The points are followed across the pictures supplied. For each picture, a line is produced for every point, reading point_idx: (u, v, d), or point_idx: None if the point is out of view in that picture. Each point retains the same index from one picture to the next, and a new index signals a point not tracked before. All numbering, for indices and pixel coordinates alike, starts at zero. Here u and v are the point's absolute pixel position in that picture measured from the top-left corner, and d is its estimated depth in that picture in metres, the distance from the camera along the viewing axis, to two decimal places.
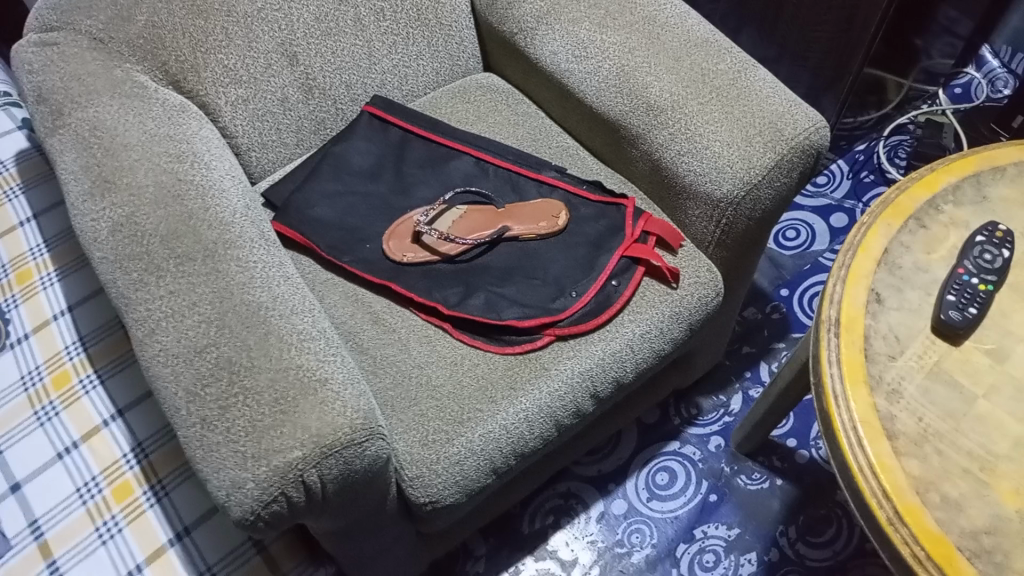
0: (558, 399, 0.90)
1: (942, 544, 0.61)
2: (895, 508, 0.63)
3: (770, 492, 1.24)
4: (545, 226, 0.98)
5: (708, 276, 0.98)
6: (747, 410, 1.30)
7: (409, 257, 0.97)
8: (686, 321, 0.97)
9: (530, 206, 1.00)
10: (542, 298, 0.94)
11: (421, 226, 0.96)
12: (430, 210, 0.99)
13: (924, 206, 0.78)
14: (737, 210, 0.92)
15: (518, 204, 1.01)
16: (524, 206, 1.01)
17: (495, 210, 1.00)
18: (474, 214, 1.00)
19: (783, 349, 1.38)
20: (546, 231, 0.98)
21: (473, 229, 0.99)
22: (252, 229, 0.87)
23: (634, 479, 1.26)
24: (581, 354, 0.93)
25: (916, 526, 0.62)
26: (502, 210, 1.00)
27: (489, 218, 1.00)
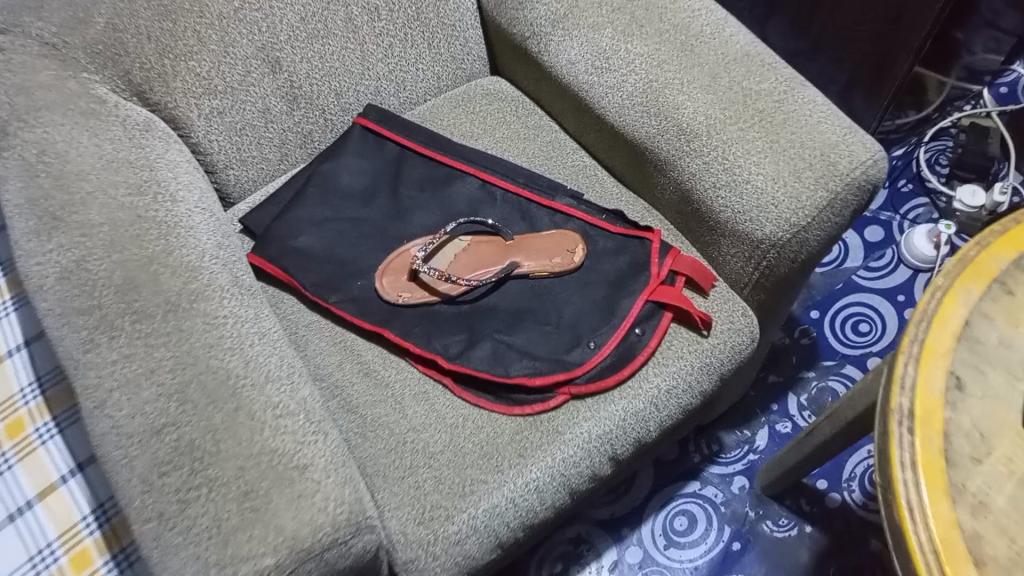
0: (573, 466, 0.80)
1: None
2: None
3: (798, 540, 1.15)
4: (559, 261, 0.87)
5: (742, 321, 0.87)
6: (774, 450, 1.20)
7: (405, 297, 0.85)
8: (717, 372, 0.86)
9: (543, 238, 0.89)
10: (555, 348, 0.83)
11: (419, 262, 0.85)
12: (429, 241, 0.87)
13: (1009, 269, 0.66)
14: (781, 253, 0.81)
15: (528, 235, 0.90)
16: (536, 238, 0.89)
17: (502, 242, 0.89)
18: (479, 247, 0.89)
19: (813, 378, 1.27)
20: (560, 268, 0.86)
21: (477, 265, 0.87)
22: (224, 274, 0.76)
23: (650, 523, 1.16)
24: (598, 415, 0.82)
25: None
26: (510, 242, 0.89)
27: (495, 251, 0.88)
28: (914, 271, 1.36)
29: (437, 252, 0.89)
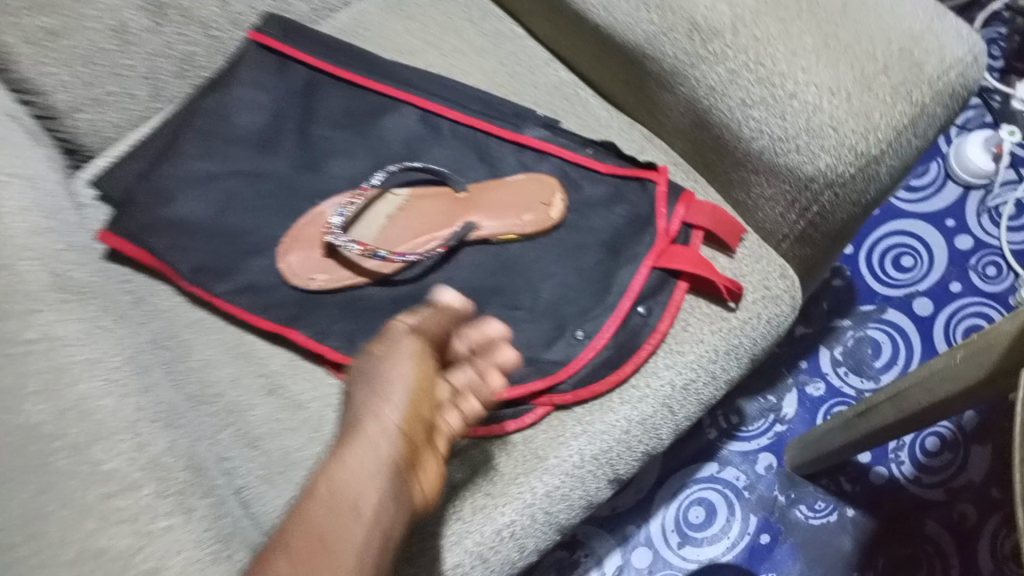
0: (560, 500, 0.60)
1: None
2: None
3: (839, 527, 0.95)
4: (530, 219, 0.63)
5: (781, 285, 0.64)
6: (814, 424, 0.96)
7: (319, 281, 0.63)
8: (748, 356, 0.64)
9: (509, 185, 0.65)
10: (529, 344, 0.62)
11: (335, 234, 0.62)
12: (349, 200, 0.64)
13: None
14: (838, 195, 0.58)
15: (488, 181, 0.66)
16: (498, 188, 0.65)
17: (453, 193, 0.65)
18: (421, 203, 0.65)
19: (849, 327, 1.05)
20: (532, 228, 0.63)
21: (418, 230, 0.64)
22: (44, 274, 0.53)
23: (660, 517, 0.97)
24: (593, 430, 0.60)
25: None
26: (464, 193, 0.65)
27: (442, 208, 0.65)
28: (964, 189, 1.12)
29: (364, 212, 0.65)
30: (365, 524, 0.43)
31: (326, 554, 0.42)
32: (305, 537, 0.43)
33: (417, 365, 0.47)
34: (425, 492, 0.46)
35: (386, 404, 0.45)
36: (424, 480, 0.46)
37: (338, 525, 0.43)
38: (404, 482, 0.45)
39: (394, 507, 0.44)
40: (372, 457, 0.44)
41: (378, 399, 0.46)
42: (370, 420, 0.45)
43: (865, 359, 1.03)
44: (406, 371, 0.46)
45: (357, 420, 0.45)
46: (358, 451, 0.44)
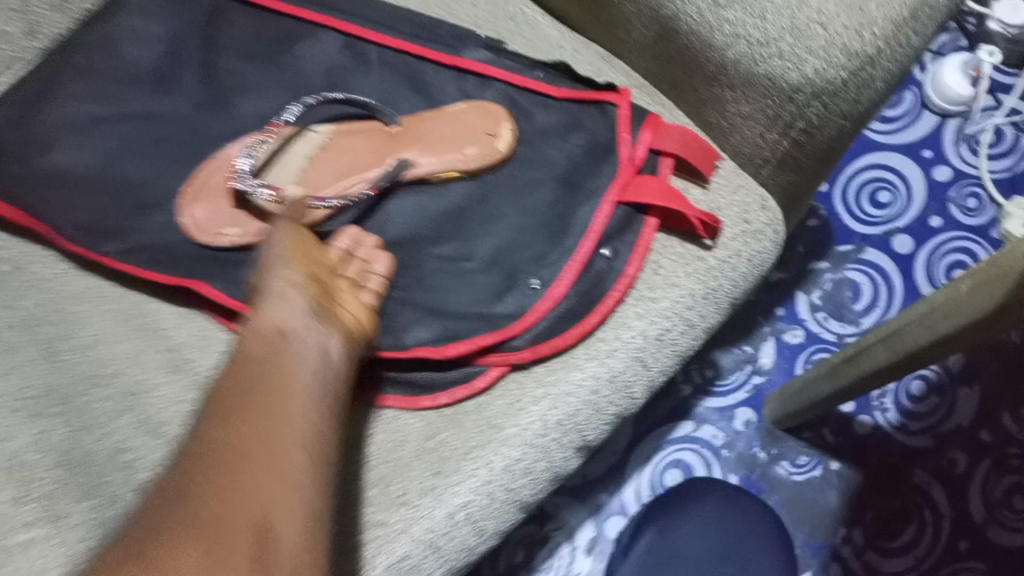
0: (522, 474, 0.52)
1: None
2: None
3: (824, 482, 0.89)
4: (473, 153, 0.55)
5: (762, 218, 0.56)
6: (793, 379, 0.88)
7: (229, 236, 0.54)
8: (727, 300, 0.56)
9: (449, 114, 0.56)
10: (476, 298, 0.53)
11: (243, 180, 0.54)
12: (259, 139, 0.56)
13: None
14: (827, 106, 0.50)
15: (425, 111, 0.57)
16: (435, 119, 0.56)
17: (384, 127, 0.56)
18: (348, 142, 0.57)
19: (827, 270, 0.98)
20: (476, 163, 0.54)
21: (345, 173, 0.56)
22: None
23: (635, 482, 0.90)
24: (556, 393, 0.52)
25: None
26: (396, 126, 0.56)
27: (372, 147, 0.56)
28: (941, 117, 1.05)
29: (280, 153, 0.56)
30: (298, 342, 0.46)
31: (267, 385, 0.43)
32: (245, 372, 0.44)
33: (290, 233, 0.51)
34: (352, 323, 0.49)
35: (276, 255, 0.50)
36: (346, 310, 0.50)
37: (275, 352, 0.45)
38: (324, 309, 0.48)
39: (318, 330, 0.47)
40: (283, 291, 0.48)
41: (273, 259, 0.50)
42: (268, 263, 0.50)
43: (845, 303, 0.97)
44: (286, 233, 0.51)
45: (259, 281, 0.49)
46: (265, 279, 0.49)
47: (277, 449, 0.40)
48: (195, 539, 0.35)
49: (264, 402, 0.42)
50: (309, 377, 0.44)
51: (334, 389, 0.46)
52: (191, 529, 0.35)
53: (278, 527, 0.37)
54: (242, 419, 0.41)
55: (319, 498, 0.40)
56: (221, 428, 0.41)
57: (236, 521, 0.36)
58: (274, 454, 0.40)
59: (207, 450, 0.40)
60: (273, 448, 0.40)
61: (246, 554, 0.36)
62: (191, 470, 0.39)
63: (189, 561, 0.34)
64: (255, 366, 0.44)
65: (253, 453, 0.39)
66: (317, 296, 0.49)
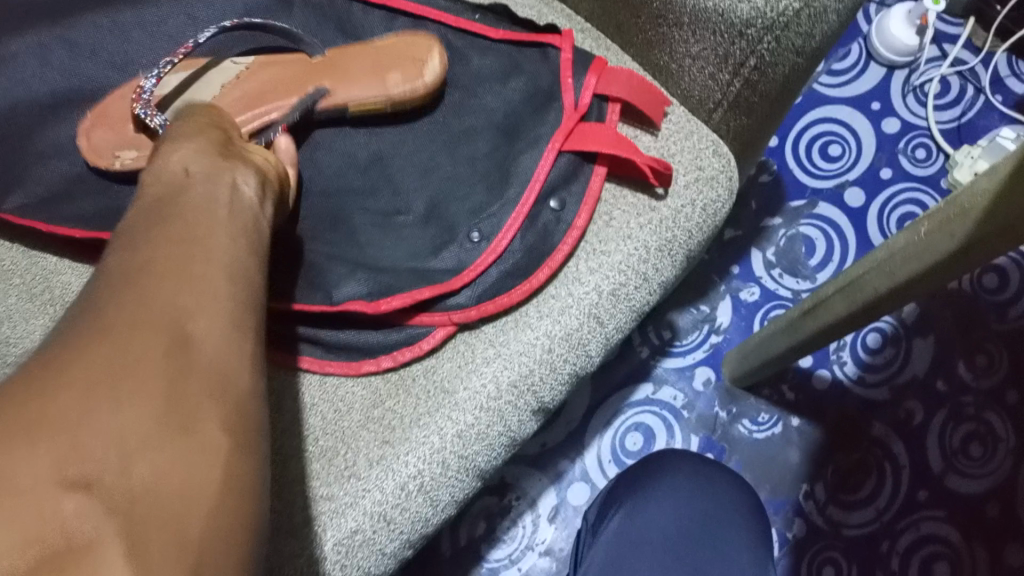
0: (475, 440, 0.49)
1: None
2: None
3: (783, 439, 0.89)
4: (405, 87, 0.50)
5: (716, 165, 0.54)
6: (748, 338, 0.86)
7: (124, 160, 0.50)
8: (684, 252, 0.54)
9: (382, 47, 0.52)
10: (414, 253, 0.50)
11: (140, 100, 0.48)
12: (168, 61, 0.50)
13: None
14: (780, 40, 0.47)
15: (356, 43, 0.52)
16: (365, 48, 0.51)
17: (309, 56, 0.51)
18: (266, 70, 0.51)
19: (780, 225, 0.97)
20: (405, 91, 0.50)
21: (257, 97, 0.50)
22: None
23: (595, 448, 0.88)
24: (508, 354, 0.50)
25: None
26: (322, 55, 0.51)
27: (290, 71, 0.50)
28: (887, 69, 1.04)
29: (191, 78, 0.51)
30: (207, 178, 0.40)
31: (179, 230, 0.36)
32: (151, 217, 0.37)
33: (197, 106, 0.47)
34: (267, 165, 0.45)
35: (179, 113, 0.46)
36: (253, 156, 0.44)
37: (183, 187, 0.39)
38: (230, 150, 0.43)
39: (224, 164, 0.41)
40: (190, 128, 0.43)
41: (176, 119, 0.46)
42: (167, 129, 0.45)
43: (799, 259, 0.96)
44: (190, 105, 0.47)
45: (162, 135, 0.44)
46: (164, 134, 0.44)
47: (194, 259, 0.35)
48: (103, 347, 0.29)
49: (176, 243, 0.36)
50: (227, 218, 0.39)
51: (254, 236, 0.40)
52: (100, 344, 0.29)
53: (196, 335, 0.32)
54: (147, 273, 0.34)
55: (239, 320, 0.35)
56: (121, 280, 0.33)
57: (148, 324, 0.31)
58: (191, 264, 0.35)
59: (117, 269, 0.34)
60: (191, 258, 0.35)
61: (159, 357, 0.30)
62: (100, 289, 0.33)
63: (97, 365, 0.28)
64: (155, 206, 0.38)
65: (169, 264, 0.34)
66: (223, 139, 0.44)
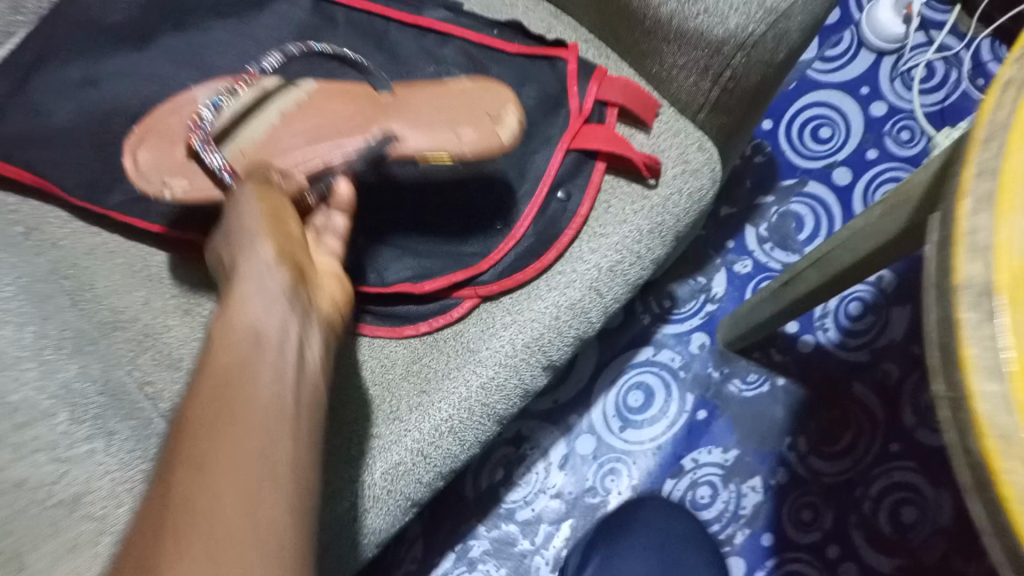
0: (495, 391, 0.59)
1: None
2: None
3: (771, 397, 0.99)
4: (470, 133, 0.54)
5: (700, 158, 0.63)
6: (741, 310, 0.94)
7: (174, 189, 0.55)
8: (674, 232, 0.63)
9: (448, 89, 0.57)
10: (447, 238, 0.61)
11: (201, 133, 0.54)
12: (231, 90, 0.57)
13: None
14: (749, 57, 0.56)
15: (423, 85, 0.57)
16: (432, 100, 0.56)
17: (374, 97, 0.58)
18: (330, 104, 0.58)
19: (772, 203, 1.06)
20: (472, 147, 0.53)
21: (320, 134, 0.56)
22: None
23: (601, 405, 0.99)
24: (522, 318, 0.60)
25: None
26: (388, 98, 0.57)
27: (357, 114, 0.56)
28: (877, 55, 1.12)
29: (256, 105, 0.57)
30: (272, 336, 0.44)
31: (237, 398, 0.41)
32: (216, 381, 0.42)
33: (265, 193, 0.50)
34: (329, 309, 0.50)
35: (250, 230, 0.48)
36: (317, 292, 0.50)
37: (248, 347, 0.43)
38: (299, 291, 0.48)
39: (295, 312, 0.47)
40: (260, 276, 0.46)
41: (243, 235, 0.48)
42: (235, 230, 0.49)
43: (790, 234, 1.05)
44: (258, 203, 0.49)
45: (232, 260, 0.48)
46: (239, 248, 0.48)
47: (231, 471, 0.38)
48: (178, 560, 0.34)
49: (236, 415, 0.40)
50: (286, 377, 0.43)
51: (310, 393, 0.44)
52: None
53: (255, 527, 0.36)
54: (209, 456, 0.38)
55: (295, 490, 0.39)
56: (188, 464, 0.38)
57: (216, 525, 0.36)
58: (228, 477, 0.37)
59: (165, 487, 0.38)
60: (226, 465, 0.38)
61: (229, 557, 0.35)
62: (156, 511, 0.37)
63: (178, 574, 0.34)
64: (226, 361, 0.43)
65: (205, 465, 0.38)
66: (295, 274, 0.48)
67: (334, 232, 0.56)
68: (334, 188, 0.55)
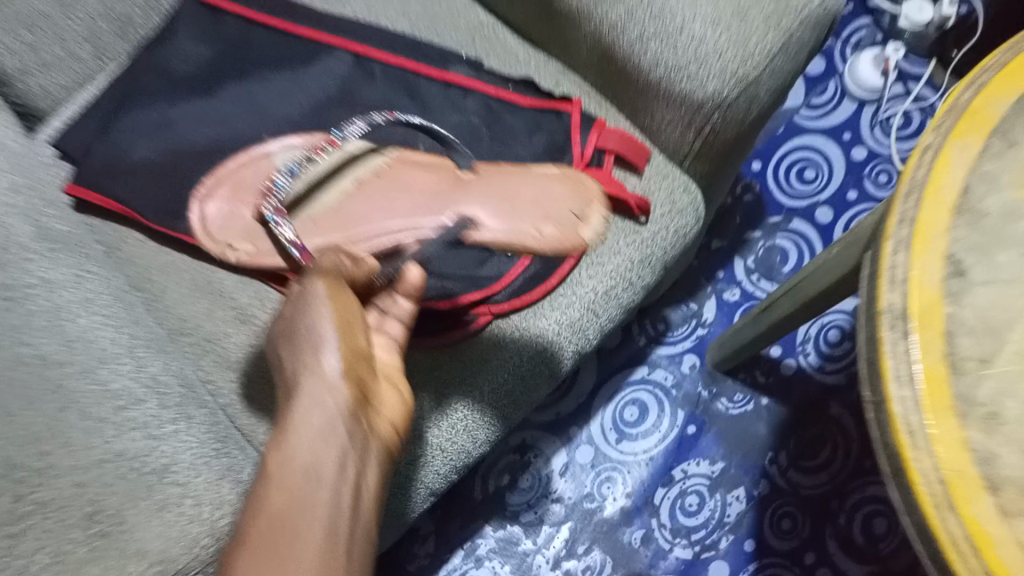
0: (504, 396, 0.69)
1: None
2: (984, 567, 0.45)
3: (755, 415, 1.08)
4: (546, 234, 0.60)
5: (685, 199, 0.73)
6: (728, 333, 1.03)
7: (237, 252, 0.68)
8: (660, 262, 0.73)
9: (529, 177, 0.64)
10: (467, 263, 0.69)
11: (273, 202, 0.66)
12: (310, 159, 0.68)
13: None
14: (725, 115, 0.66)
15: (502, 170, 0.65)
16: (521, 185, 0.63)
17: (456, 177, 0.67)
18: (403, 170, 0.69)
19: (760, 237, 1.16)
20: (549, 245, 0.59)
21: (397, 196, 0.67)
22: (27, 226, 0.60)
23: (599, 418, 1.08)
24: (529, 333, 0.70)
25: None
26: (469, 176, 0.66)
27: (438, 188, 0.66)
28: (858, 105, 1.22)
29: (341, 164, 0.69)
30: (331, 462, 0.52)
31: (290, 523, 0.49)
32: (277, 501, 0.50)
33: (336, 300, 0.55)
34: (384, 424, 0.57)
35: (320, 347, 0.54)
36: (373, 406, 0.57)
37: (307, 472, 0.51)
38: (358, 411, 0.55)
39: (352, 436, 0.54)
40: (320, 401, 0.53)
41: (313, 349, 0.54)
42: (305, 342, 0.54)
43: (775, 266, 1.14)
44: (331, 320, 0.54)
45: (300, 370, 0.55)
46: (309, 362, 0.54)
47: None
48: None
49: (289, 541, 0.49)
50: (336, 503, 0.51)
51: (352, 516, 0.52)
52: None
53: None
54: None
55: None
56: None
57: None
58: None
59: None
60: None
61: None
62: None
63: None
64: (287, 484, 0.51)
65: None
66: (357, 397, 0.55)
67: (399, 314, 0.62)
68: (404, 271, 0.61)
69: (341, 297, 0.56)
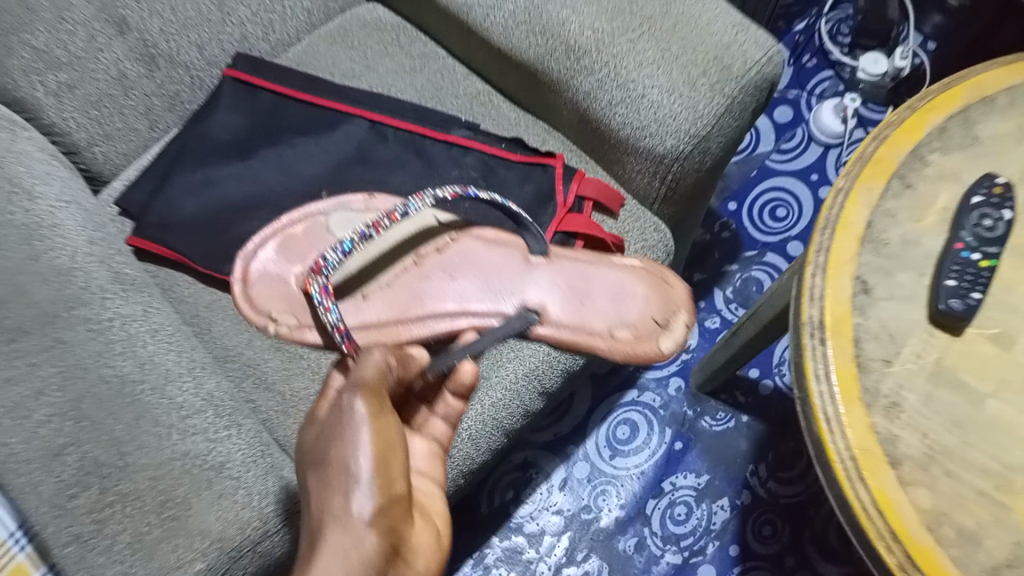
0: (503, 409, 0.80)
1: (932, 555, 0.55)
2: (888, 525, 0.55)
3: (736, 431, 1.18)
4: (618, 340, 0.74)
5: (656, 237, 0.85)
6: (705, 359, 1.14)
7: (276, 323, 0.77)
8: None
9: (604, 271, 0.78)
10: None
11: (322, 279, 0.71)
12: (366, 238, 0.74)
13: (941, 126, 0.67)
14: (684, 165, 0.79)
15: (575, 259, 0.79)
16: (601, 281, 0.77)
17: (525, 259, 0.79)
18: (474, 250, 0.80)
19: (737, 270, 1.27)
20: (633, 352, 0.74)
21: (472, 274, 0.79)
22: (103, 271, 0.72)
23: (594, 437, 1.19)
24: (522, 354, 0.81)
25: (909, 543, 0.55)
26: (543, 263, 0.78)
27: (513, 272, 0.78)
28: (824, 149, 1.35)
29: (414, 236, 0.80)
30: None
31: None
32: None
33: (376, 427, 0.54)
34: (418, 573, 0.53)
35: (352, 487, 0.51)
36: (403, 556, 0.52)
37: None
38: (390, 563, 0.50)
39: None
40: (345, 551, 0.48)
41: (345, 488, 0.51)
42: (336, 470, 0.52)
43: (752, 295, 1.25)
44: (371, 448, 0.52)
45: (324, 516, 0.50)
46: (337, 506, 0.50)
47: None
48: None
49: None
50: None
51: None
52: None
53: None
54: None
55: None
56: None
57: None
58: None
59: None
60: None
61: None
62: None
63: None
64: None
65: None
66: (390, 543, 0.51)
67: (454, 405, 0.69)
68: (459, 369, 0.68)
69: (380, 418, 0.55)
